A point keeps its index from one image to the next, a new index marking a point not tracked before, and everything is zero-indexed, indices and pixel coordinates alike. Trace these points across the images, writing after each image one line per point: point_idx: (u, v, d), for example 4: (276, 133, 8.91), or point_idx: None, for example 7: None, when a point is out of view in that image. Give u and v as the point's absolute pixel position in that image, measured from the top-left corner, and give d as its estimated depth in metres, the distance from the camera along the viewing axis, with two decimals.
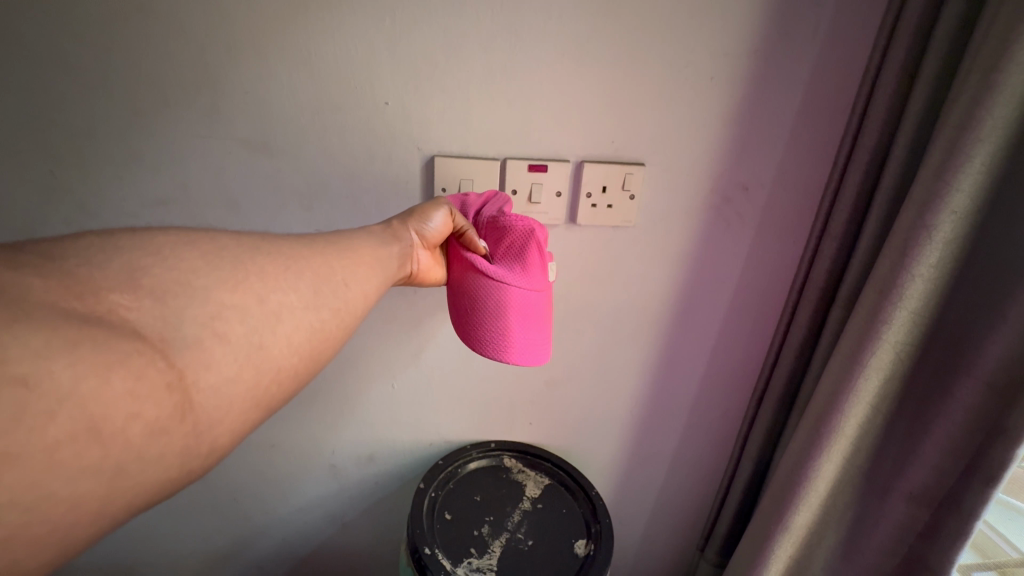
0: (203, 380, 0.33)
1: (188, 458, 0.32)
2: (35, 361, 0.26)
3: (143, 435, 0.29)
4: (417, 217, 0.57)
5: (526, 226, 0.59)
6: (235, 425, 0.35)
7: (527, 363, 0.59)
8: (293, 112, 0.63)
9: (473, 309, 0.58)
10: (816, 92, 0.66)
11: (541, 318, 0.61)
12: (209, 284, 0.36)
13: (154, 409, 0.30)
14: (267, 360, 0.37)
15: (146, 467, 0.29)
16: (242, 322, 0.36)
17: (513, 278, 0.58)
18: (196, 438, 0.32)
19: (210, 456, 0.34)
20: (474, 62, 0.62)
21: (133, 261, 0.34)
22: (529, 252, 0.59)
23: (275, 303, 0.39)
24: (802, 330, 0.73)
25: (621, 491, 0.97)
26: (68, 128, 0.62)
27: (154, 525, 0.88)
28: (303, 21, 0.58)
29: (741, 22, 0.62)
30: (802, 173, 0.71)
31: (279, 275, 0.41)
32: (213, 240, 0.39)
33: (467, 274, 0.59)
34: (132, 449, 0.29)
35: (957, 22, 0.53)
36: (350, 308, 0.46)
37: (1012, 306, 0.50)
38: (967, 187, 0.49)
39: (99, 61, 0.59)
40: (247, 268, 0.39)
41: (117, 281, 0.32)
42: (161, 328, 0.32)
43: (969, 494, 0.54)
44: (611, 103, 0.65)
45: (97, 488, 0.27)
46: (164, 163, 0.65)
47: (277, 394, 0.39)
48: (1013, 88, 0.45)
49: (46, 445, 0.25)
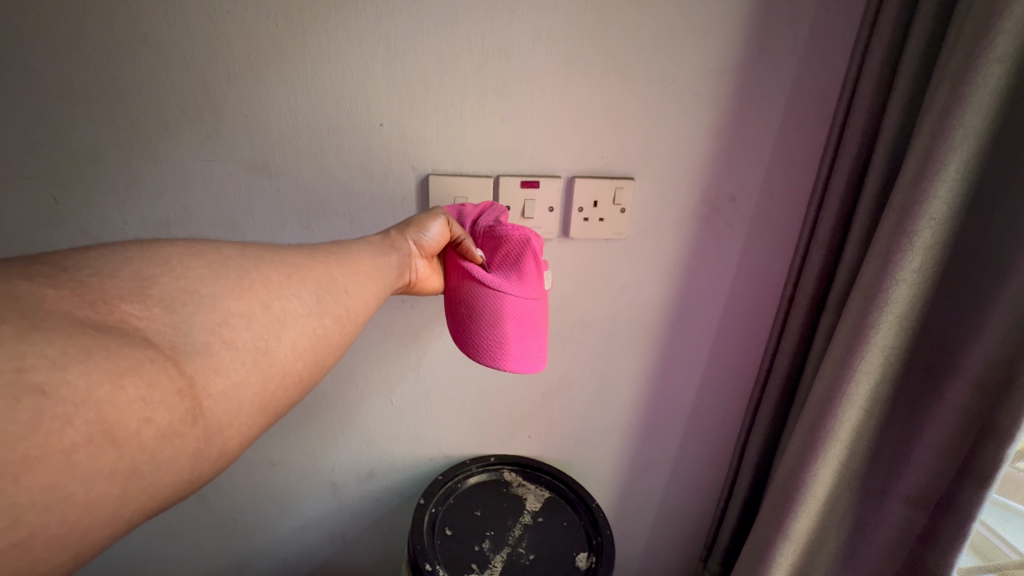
0: (211, 385, 0.34)
1: (198, 462, 0.33)
2: (51, 368, 0.27)
3: (156, 438, 0.30)
4: (414, 227, 0.59)
5: (522, 235, 0.60)
6: (243, 428, 0.36)
7: (524, 370, 0.60)
8: (292, 135, 0.65)
9: (470, 318, 0.60)
10: (797, 103, 0.69)
11: (537, 327, 0.62)
12: (216, 292, 0.37)
13: (165, 414, 0.31)
14: (273, 365, 0.38)
15: (159, 469, 0.30)
16: (247, 329, 0.37)
17: (509, 287, 0.59)
18: (205, 442, 0.33)
19: (219, 459, 0.34)
20: (468, 83, 0.64)
21: (141, 270, 0.35)
22: (525, 262, 0.59)
23: (279, 309, 0.40)
24: (795, 337, 0.74)
25: (622, 502, 0.97)
26: (73, 153, 0.63)
27: (154, 546, 0.87)
28: (302, 47, 0.60)
29: (722, 41, 0.65)
30: (788, 182, 0.73)
31: (282, 284, 0.42)
32: (218, 249, 0.40)
33: (463, 282, 0.60)
34: (145, 452, 0.29)
35: (927, 39, 0.55)
36: (350, 316, 0.47)
37: (994, 308, 0.51)
38: (944, 194, 0.51)
39: (103, 89, 0.61)
40: (252, 277, 0.40)
41: (126, 289, 0.33)
42: (170, 335, 0.33)
43: (963, 495, 0.55)
44: (601, 118, 0.68)
45: (112, 489, 0.28)
46: (168, 186, 0.66)
47: (283, 399, 0.39)
48: (981, 100, 0.47)
49: (64, 449, 0.26)
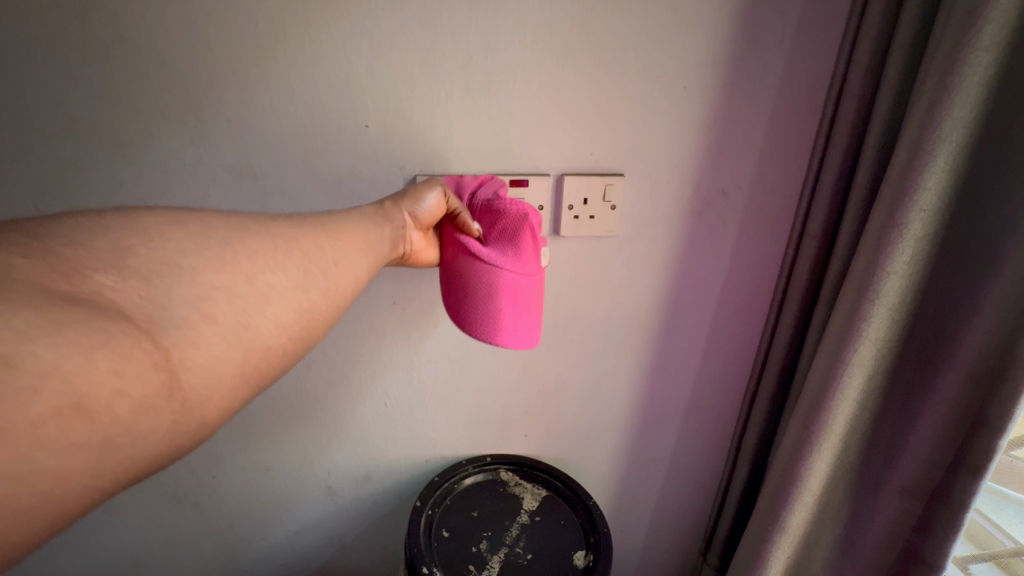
0: (189, 359, 0.33)
1: (176, 434, 0.32)
2: (18, 340, 0.26)
3: (131, 411, 0.29)
4: (410, 199, 0.58)
5: (521, 210, 0.59)
6: (225, 401, 0.35)
7: (517, 346, 0.60)
8: (277, 138, 0.64)
9: (465, 292, 0.59)
10: (787, 96, 0.68)
11: (532, 304, 0.61)
12: (194, 264, 0.36)
13: (140, 386, 0.30)
14: (256, 339, 0.37)
15: (134, 442, 0.30)
16: (230, 303, 0.36)
17: (505, 262, 0.58)
18: (184, 416, 0.32)
19: (198, 434, 0.34)
20: (454, 82, 0.63)
21: (118, 240, 0.34)
22: (522, 236, 0.59)
23: (263, 282, 0.39)
24: (788, 331, 0.74)
25: (620, 498, 0.97)
26: (55, 159, 0.62)
27: (151, 554, 0.87)
28: (284, 49, 0.60)
29: (709, 34, 0.64)
30: (779, 176, 0.73)
31: (266, 256, 0.41)
32: (199, 219, 0.39)
33: (459, 256, 0.60)
34: (121, 424, 0.29)
35: (915, 29, 0.55)
36: (339, 290, 0.46)
37: (985, 298, 0.51)
38: (933, 186, 0.51)
39: (82, 94, 0.60)
40: (236, 247, 0.39)
41: (101, 261, 0.32)
42: (147, 308, 0.32)
43: (958, 484, 0.55)
44: (590, 115, 0.67)
45: (85, 461, 0.28)
46: (151, 189, 0.65)
47: (266, 372, 0.39)
48: (969, 90, 0.47)
49: (33, 420, 0.25)
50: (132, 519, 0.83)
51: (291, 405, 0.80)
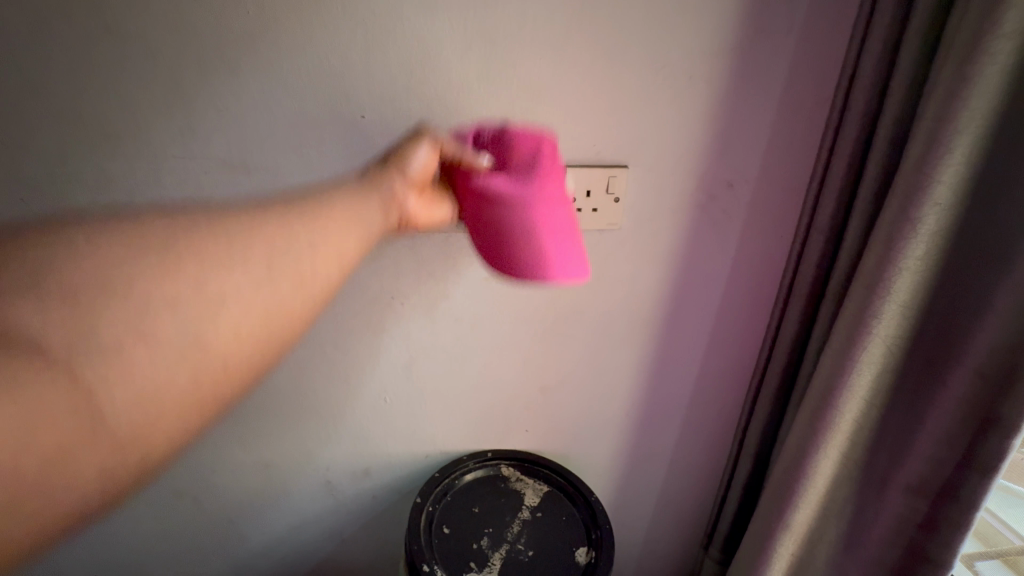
0: (115, 392, 0.35)
1: (119, 463, 0.35)
2: None
3: (57, 452, 0.33)
4: (401, 159, 0.57)
5: (532, 137, 0.60)
6: (174, 423, 0.38)
7: (574, 276, 0.57)
8: (270, 129, 0.62)
9: (506, 233, 0.56)
10: (796, 85, 0.66)
11: (570, 231, 0.60)
12: (135, 280, 0.37)
13: (61, 427, 0.33)
14: (203, 354, 0.39)
15: (70, 479, 0.33)
16: (171, 318, 0.37)
17: (536, 189, 0.57)
18: (124, 446, 0.35)
19: (149, 458, 0.37)
20: (453, 71, 0.61)
21: (52, 260, 0.35)
22: (542, 161, 0.59)
23: (215, 289, 0.40)
24: (793, 326, 0.73)
25: (622, 492, 0.96)
26: (39, 152, 0.60)
27: (150, 549, 0.87)
28: (276, 38, 0.58)
29: (716, 20, 0.62)
30: (786, 167, 0.71)
31: (220, 261, 0.41)
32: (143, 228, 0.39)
33: (486, 197, 0.57)
34: (49, 465, 0.32)
35: (932, 15, 0.53)
36: (312, 286, 0.46)
37: (999, 294, 0.50)
38: (948, 179, 0.49)
39: (67, 84, 0.57)
40: (182, 254, 0.39)
41: (30, 290, 0.34)
42: (72, 344, 0.34)
43: (967, 484, 0.54)
44: (592, 105, 0.65)
45: (20, 501, 0.31)
46: (140, 183, 0.63)
47: (226, 384, 0.40)
48: (989, 79, 0.45)
49: None
50: (130, 514, 0.83)
51: (288, 401, 0.79)
